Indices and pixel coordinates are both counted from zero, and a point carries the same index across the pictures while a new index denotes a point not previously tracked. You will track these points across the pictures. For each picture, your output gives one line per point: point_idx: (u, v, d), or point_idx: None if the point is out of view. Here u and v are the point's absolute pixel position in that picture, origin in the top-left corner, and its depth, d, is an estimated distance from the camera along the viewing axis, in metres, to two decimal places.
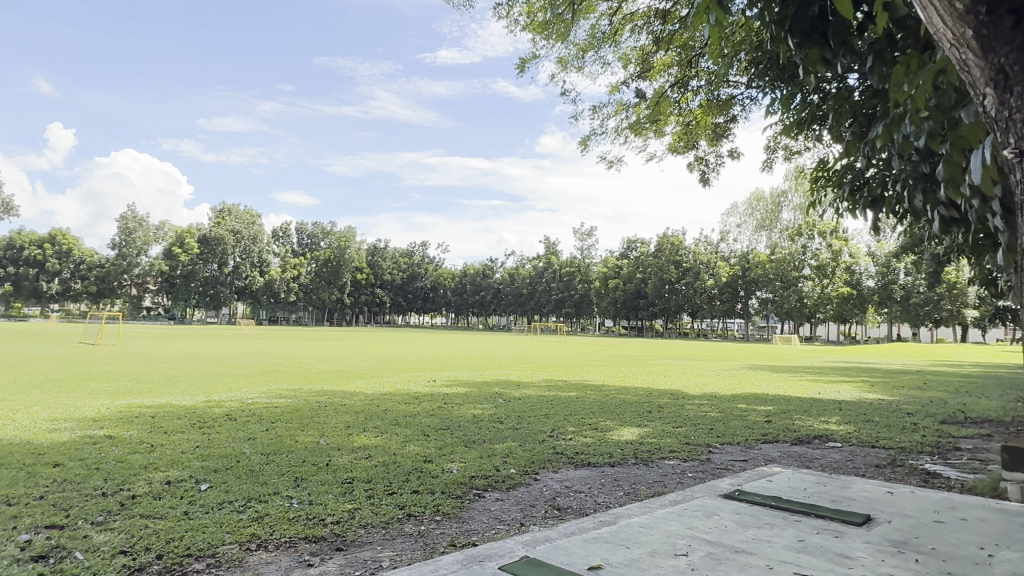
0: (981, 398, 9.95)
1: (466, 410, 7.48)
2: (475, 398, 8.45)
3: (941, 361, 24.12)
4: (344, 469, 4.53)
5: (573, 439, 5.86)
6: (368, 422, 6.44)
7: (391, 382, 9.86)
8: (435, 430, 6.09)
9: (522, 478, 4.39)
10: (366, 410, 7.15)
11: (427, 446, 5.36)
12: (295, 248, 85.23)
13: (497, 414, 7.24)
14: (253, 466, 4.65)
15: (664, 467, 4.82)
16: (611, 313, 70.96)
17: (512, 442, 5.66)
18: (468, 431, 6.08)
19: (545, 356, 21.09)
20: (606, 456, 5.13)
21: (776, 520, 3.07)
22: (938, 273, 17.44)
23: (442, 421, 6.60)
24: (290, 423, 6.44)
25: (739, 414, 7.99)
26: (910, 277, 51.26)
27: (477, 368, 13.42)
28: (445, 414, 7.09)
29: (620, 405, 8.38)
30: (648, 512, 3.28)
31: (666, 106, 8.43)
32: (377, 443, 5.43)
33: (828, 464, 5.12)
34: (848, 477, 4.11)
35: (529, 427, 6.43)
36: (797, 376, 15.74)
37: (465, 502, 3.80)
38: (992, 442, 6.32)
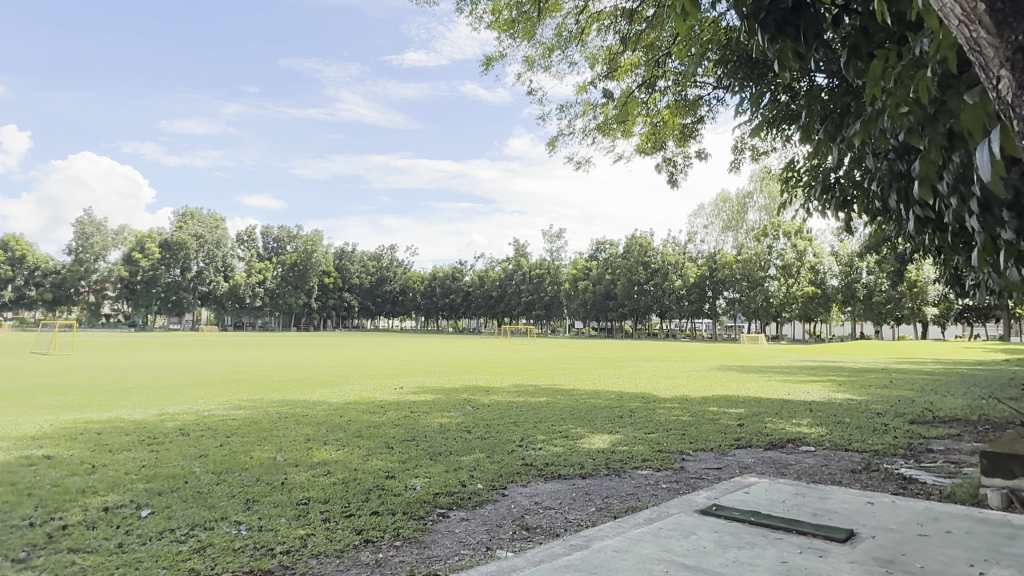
0: (947, 396, 10.09)
1: (433, 419, 7.27)
2: (443, 405, 8.26)
3: (906, 358, 24.63)
4: (301, 489, 4.32)
5: (543, 449, 5.72)
6: (330, 435, 6.21)
7: (356, 390, 9.62)
8: (400, 442, 5.89)
9: (489, 494, 4.22)
10: (329, 422, 6.92)
11: (390, 460, 5.16)
12: (261, 252, 83.84)
13: (466, 423, 7.06)
14: (201, 487, 4.40)
15: (637, 478, 4.70)
16: (581, 315, 71.22)
17: (480, 453, 5.49)
18: (435, 442, 5.89)
19: (516, 359, 20.95)
20: (576, 467, 5.00)
21: (756, 539, 2.96)
22: (901, 272, 17.77)
23: (408, 431, 6.41)
24: (247, 437, 6.18)
25: (711, 418, 7.93)
26: (872, 276, 52.36)
27: (446, 373, 13.21)
28: (412, 423, 6.89)
29: (591, 410, 8.27)
30: (621, 533, 3.14)
31: (633, 107, 8.36)
32: (338, 458, 5.21)
33: (804, 471, 5.05)
34: (826, 487, 4.02)
35: (498, 436, 6.27)
36: (766, 376, 15.86)
37: (428, 524, 3.62)
38: (962, 442, 6.35)
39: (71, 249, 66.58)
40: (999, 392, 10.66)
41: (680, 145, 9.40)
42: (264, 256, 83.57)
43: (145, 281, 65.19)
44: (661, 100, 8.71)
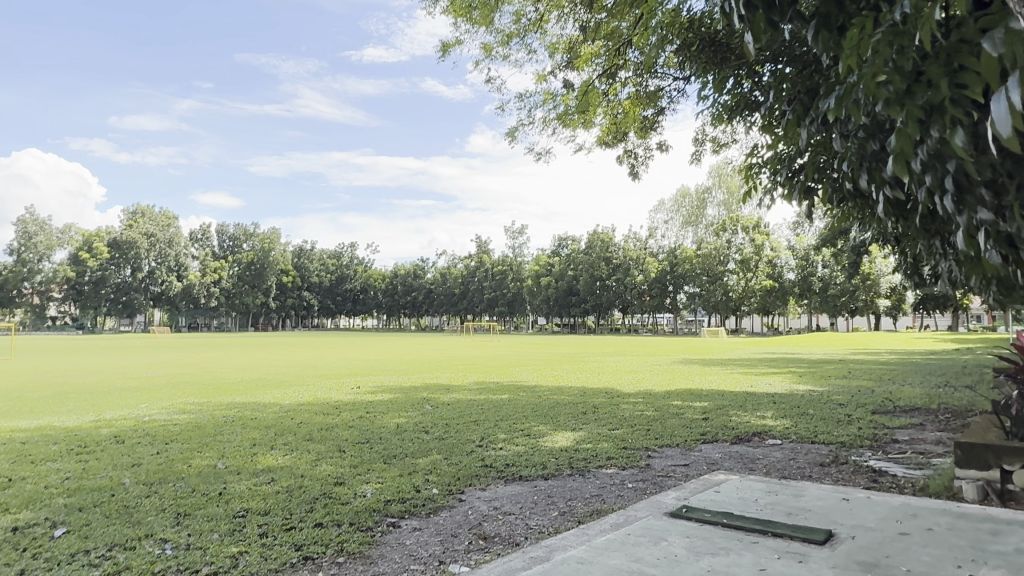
0: (904, 385, 10.26)
1: (389, 419, 7.01)
2: (401, 405, 8.00)
3: (862, 350, 25.20)
4: (242, 500, 4.04)
5: (504, 449, 5.53)
6: (278, 439, 5.91)
7: (311, 390, 9.29)
8: (353, 445, 5.63)
9: (445, 500, 4.01)
10: (278, 425, 6.60)
11: (340, 465, 4.91)
12: (216, 251, 81.83)
13: (425, 423, 6.82)
14: (128, 501, 4.09)
15: (601, 477, 4.54)
16: (544, 311, 71.31)
17: (438, 455, 5.26)
18: (391, 445, 5.65)
19: (478, 357, 20.75)
20: (538, 468, 4.82)
21: (730, 544, 2.83)
22: (858, 265, 18.11)
23: (363, 434, 6.15)
24: (187, 443, 5.84)
25: (675, 412, 7.85)
26: (828, 269, 53.61)
27: (406, 372, 12.92)
28: (368, 425, 6.62)
29: (553, 407, 8.11)
30: (585, 541, 2.96)
31: (594, 98, 8.21)
32: (285, 464, 4.94)
33: (773, 466, 4.96)
34: (799, 483, 3.93)
35: (457, 436, 6.05)
36: (728, 369, 15.98)
37: (376, 536, 3.40)
38: (925, 432, 6.39)
39: (14, 249, 63.93)
40: (954, 380, 10.88)
41: (641, 137, 9.31)
42: (220, 254, 81.58)
43: (94, 282, 62.94)
44: (622, 91, 8.60)
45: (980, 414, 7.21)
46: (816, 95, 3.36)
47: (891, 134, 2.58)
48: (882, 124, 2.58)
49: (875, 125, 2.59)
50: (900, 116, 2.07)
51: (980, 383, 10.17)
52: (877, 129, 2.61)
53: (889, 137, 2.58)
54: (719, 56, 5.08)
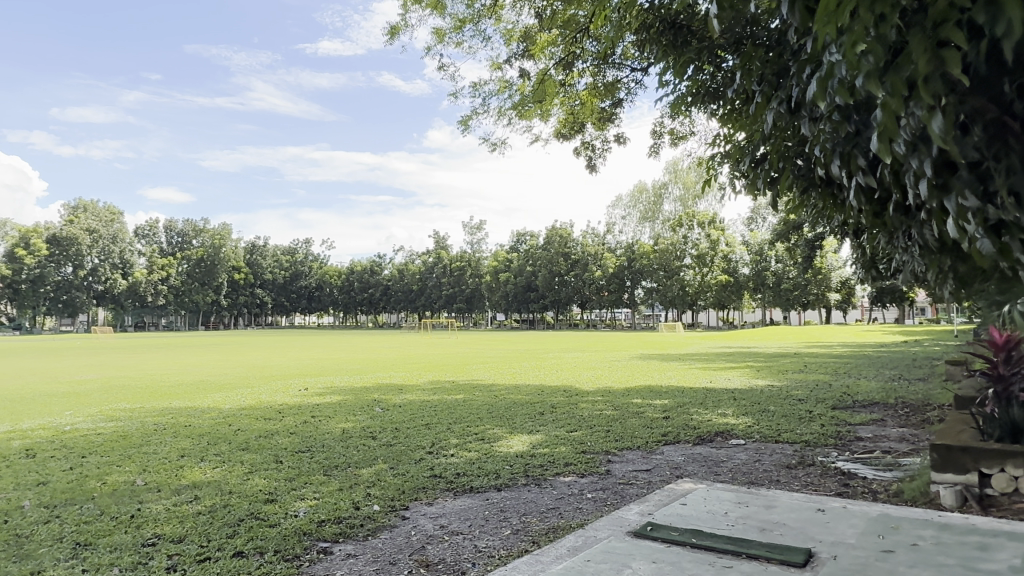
0: (861, 378, 10.36)
1: (335, 424, 6.66)
2: (349, 408, 7.64)
3: (815, 343, 25.69)
4: (156, 524, 3.71)
5: (454, 456, 5.26)
6: (209, 449, 5.54)
7: (255, 393, 8.85)
8: (291, 455, 5.29)
9: (386, 518, 3.73)
10: (212, 433, 6.20)
11: (274, 478, 4.58)
12: (164, 248, 79.20)
13: (374, 427, 6.49)
14: (22, 529, 3.70)
15: (558, 487, 4.32)
16: (502, 307, 71.06)
17: (384, 464, 4.96)
18: (333, 454, 5.33)
19: (435, 354, 20.39)
20: (491, 477, 4.58)
21: (701, 570, 2.64)
22: (812, 258, 18.34)
23: (306, 441, 5.80)
24: (106, 456, 5.42)
25: (635, 411, 7.70)
26: (781, 264, 54.74)
27: (359, 372, 12.52)
28: (312, 431, 6.27)
29: (510, 408, 7.87)
30: (539, 571, 2.73)
31: (550, 87, 7.97)
32: (214, 478, 4.60)
33: (738, 469, 4.81)
34: (769, 493, 3.78)
35: (406, 442, 5.76)
36: (686, 364, 16.02)
37: (302, 566, 3.11)
38: (887, 428, 6.36)
39: None
40: (907, 373, 11.05)
41: (599, 128, 9.12)
42: (167, 251, 78.99)
43: (31, 280, 60.02)
44: (579, 81, 8.40)
45: (938, 409, 7.26)
46: (787, 72, 3.08)
47: (869, 114, 2.36)
48: (862, 101, 2.34)
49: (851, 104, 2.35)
50: (881, 91, 1.83)
51: (933, 376, 10.33)
52: (854, 109, 2.38)
53: (870, 116, 2.34)
54: (678, 40, 4.38)
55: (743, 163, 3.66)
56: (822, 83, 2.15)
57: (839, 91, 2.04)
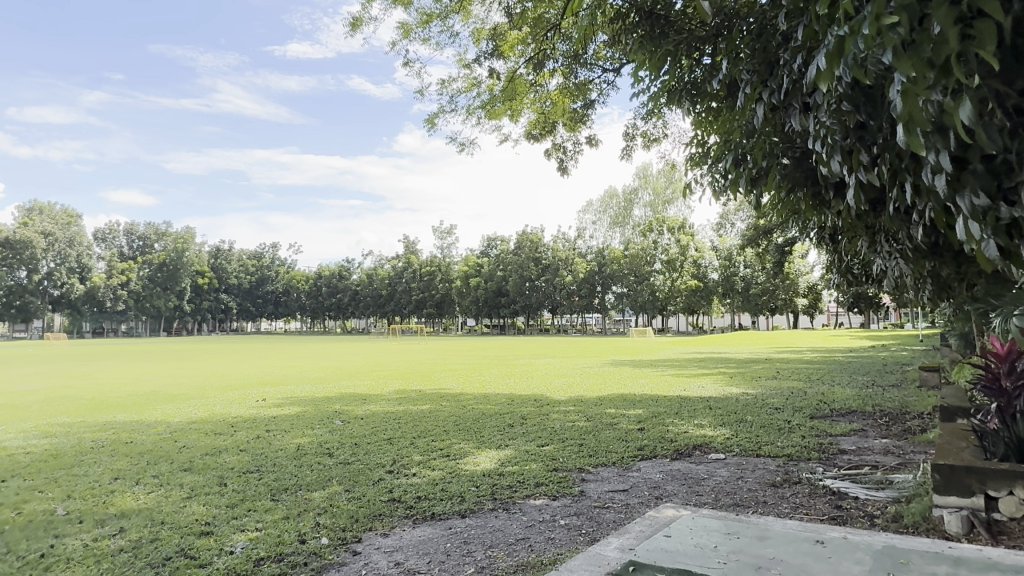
0: (835, 385, 10.31)
1: (290, 440, 6.29)
2: (307, 421, 7.28)
3: (784, 347, 25.85)
4: (69, 564, 3.38)
5: (417, 475, 4.96)
6: (146, 471, 5.18)
7: (209, 405, 8.42)
8: (239, 476, 4.95)
9: (335, 554, 3.43)
10: (153, 452, 5.82)
11: (214, 506, 4.26)
12: (124, 251, 77.08)
13: (333, 443, 6.14)
14: None
15: (528, 513, 4.05)
16: (473, 312, 70.59)
17: (339, 486, 4.65)
18: (283, 474, 4.99)
19: (402, 361, 20.00)
20: (453, 501, 4.30)
21: None
22: (782, 264, 18.41)
23: (255, 460, 5.45)
24: (29, 479, 5.02)
25: (608, 422, 7.47)
26: (749, 269, 55.35)
27: (322, 381, 12.11)
28: (264, 447, 5.91)
29: (479, 419, 7.57)
30: None
31: (520, 86, 7.71)
32: (146, 507, 4.26)
33: (721, 489, 4.59)
34: (758, 522, 3.56)
35: (366, 460, 5.44)
36: (659, 370, 15.87)
37: None
38: (870, 440, 6.22)
39: None
40: (880, 378, 11.02)
41: (570, 129, 8.90)
42: (128, 255, 76.88)
43: None
44: (551, 81, 8.18)
45: (917, 418, 7.16)
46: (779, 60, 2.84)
47: (878, 102, 2.12)
48: (870, 88, 2.11)
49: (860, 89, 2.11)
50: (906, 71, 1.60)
51: (905, 382, 10.31)
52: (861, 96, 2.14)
53: (878, 105, 2.12)
54: (656, 30, 4.11)
55: (728, 158, 3.44)
56: (831, 59, 1.90)
57: (853, 71, 1.80)
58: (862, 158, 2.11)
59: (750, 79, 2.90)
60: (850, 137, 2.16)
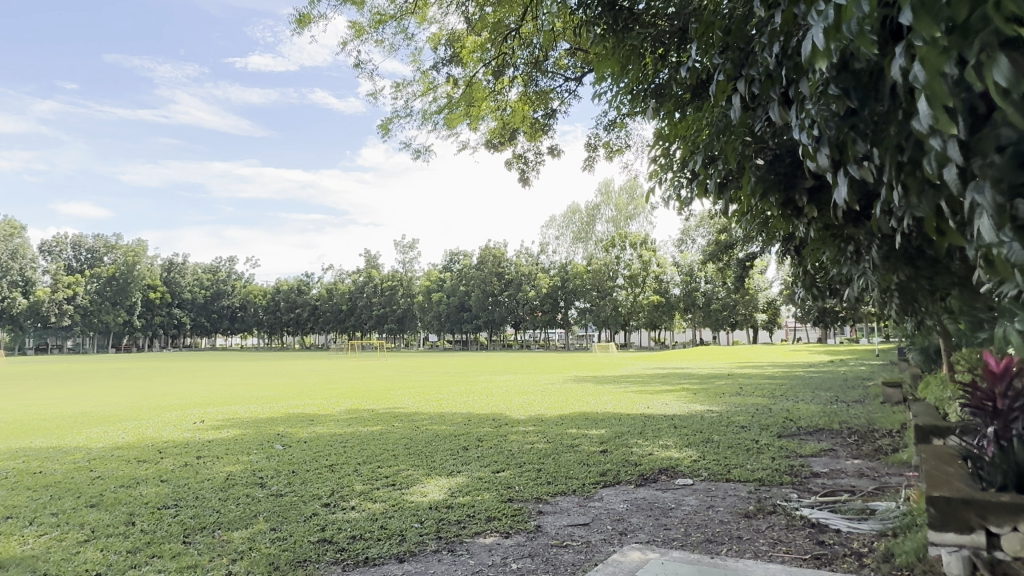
0: (799, 401, 10.21)
1: (221, 469, 5.83)
2: (244, 446, 6.81)
3: (747, 363, 25.91)
4: None
5: (357, 509, 4.58)
6: (48, 508, 4.72)
7: (141, 428, 7.87)
8: (149, 514, 4.53)
9: None
10: (62, 485, 5.33)
11: (113, 551, 3.84)
12: (71, 265, 74.32)
13: (268, 472, 5.71)
14: None
15: (476, 555, 3.71)
16: (435, 328, 69.85)
17: (265, 525, 4.27)
18: (204, 511, 4.57)
19: (358, 380, 19.42)
20: (393, 540, 3.94)
21: None
22: (744, 279, 18.46)
23: (175, 494, 5.02)
24: None
25: (570, 444, 7.18)
26: (710, 285, 56.13)
27: (270, 400, 11.55)
28: (188, 478, 5.47)
29: (431, 442, 7.19)
30: None
31: (479, 93, 7.43)
32: (32, 555, 3.80)
33: (690, 521, 4.31)
34: (734, 567, 3.29)
35: (301, 491, 5.05)
36: (622, 387, 15.65)
37: None
38: (841, 462, 6.05)
39: None
40: (844, 395, 10.99)
41: (530, 139, 8.68)
42: (75, 268, 74.11)
43: None
44: (511, 89, 7.96)
45: (886, 437, 7.03)
46: (753, 47, 2.64)
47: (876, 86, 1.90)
48: (864, 70, 1.90)
49: (855, 72, 1.89)
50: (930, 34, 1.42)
51: (869, 399, 10.27)
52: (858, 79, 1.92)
53: (873, 89, 1.90)
54: (619, 24, 3.90)
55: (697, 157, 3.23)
56: (827, 31, 1.69)
57: (858, 40, 1.59)
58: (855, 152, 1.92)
59: (723, 65, 2.70)
60: (840, 128, 1.96)
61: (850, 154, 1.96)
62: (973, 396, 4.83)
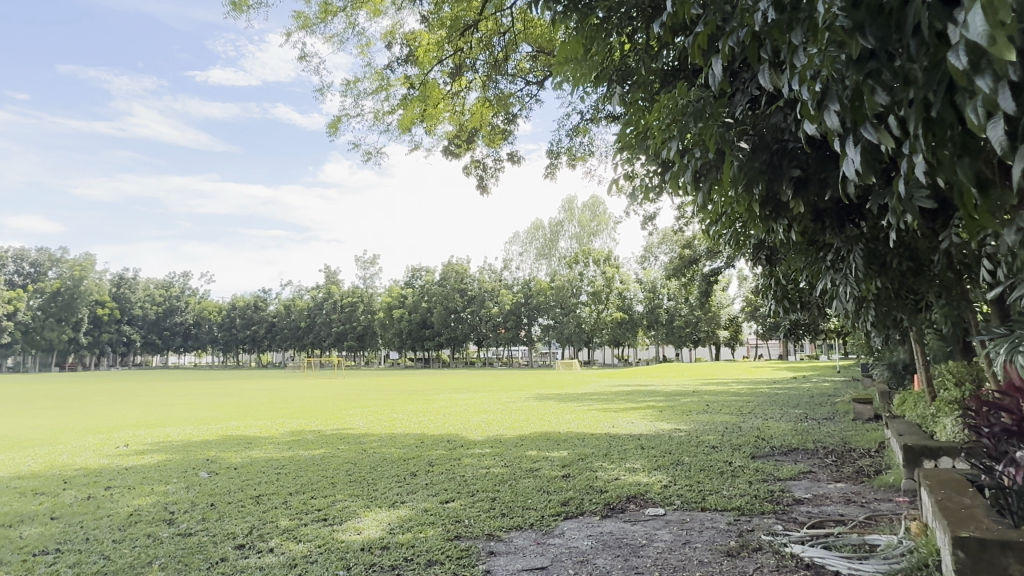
0: (768, 419, 9.95)
1: (128, 503, 5.31)
2: (163, 475, 6.24)
3: (710, 379, 25.88)
4: None
5: (280, 551, 4.08)
6: None
7: (54, 454, 7.20)
8: (22, 563, 3.98)
9: None
10: None
11: None
12: (14, 279, 71.31)
13: (185, 504, 5.23)
14: None
15: None
16: (396, 345, 68.78)
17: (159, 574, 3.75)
18: (90, 558, 4.04)
19: (311, 398, 18.65)
20: None
21: None
22: (708, 295, 18.36)
23: (64, 536, 4.47)
24: None
25: (529, 467, 6.75)
26: (673, 302, 56.80)
27: (209, 421, 10.84)
28: (85, 515, 4.95)
29: (378, 467, 6.69)
30: None
31: (435, 92, 7.02)
32: None
33: (662, 562, 3.90)
34: None
35: (218, 530, 4.54)
36: (585, 405, 15.28)
37: None
38: (818, 488, 5.76)
39: None
40: (812, 412, 10.80)
41: (489, 144, 8.30)
42: (16, 282, 71.03)
43: None
44: (469, 92, 7.60)
45: (862, 458, 6.78)
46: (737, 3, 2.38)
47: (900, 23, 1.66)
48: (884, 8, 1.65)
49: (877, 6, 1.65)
50: None
51: (838, 416, 10.10)
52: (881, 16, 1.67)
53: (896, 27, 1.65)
54: None
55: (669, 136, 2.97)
56: None
57: None
58: (875, 106, 1.71)
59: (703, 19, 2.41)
60: (855, 77, 1.72)
61: (867, 109, 1.75)
62: (982, 415, 4.03)
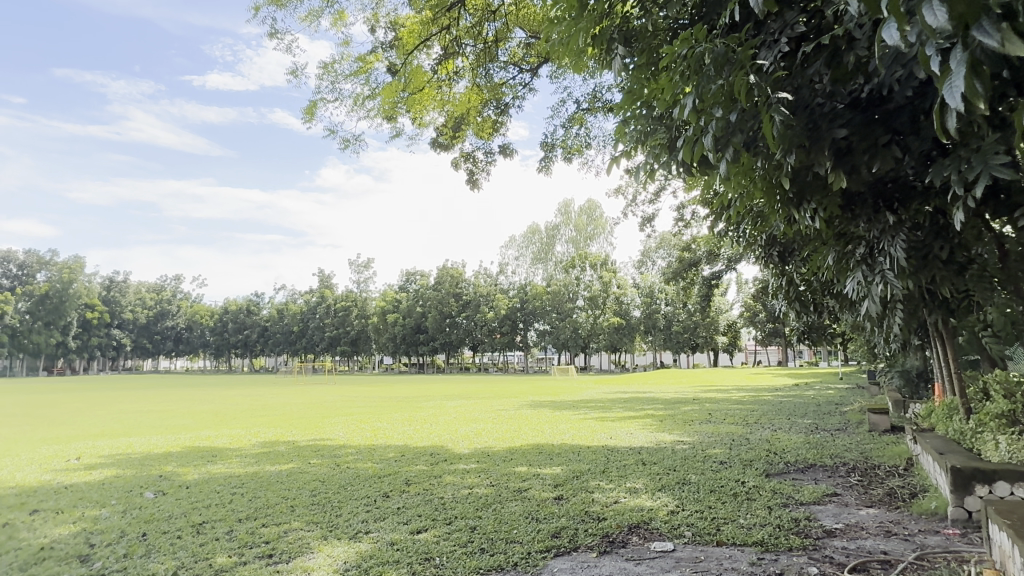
0: (776, 430, 9.44)
1: (46, 533, 4.82)
2: (98, 499, 5.73)
3: (710, 386, 25.31)
4: None
5: None
6: None
7: None
8: None
9: None
10: None
11: None
12: None
13: (110, 535, 4.77)
14: None
15: None
16: (390, 350, 68.12)
17: None
18: None
19: (295, 405, 17.96)
20: None
21: None
22: (709, 300, 17.82)
23: None
24: None
25: (518, 487, 6.24)
26: (670, 307, 57.38)
27: (178, 431, 10.28)
28: None
29: (350, 486, 6.19)
30: None
31: (420, 78, 6.56)
32: None
33: None
34: None
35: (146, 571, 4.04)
36: (580, 414, 14.67)
37: None
38: (843, 516, 5.25)
39: None
40: (822, 422, 10.29)
41: (479, 135, 7.82)
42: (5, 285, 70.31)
43: None
44: (458, 80, 7.14)
45: (889, 480, 6.28)
46: None
47: None
48: None
49: None
50: None
51: (850, 427, 9.60)
52: None
53: None
54: None
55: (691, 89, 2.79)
56: None
57: None
58: None
59: None
60: None
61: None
62: None
